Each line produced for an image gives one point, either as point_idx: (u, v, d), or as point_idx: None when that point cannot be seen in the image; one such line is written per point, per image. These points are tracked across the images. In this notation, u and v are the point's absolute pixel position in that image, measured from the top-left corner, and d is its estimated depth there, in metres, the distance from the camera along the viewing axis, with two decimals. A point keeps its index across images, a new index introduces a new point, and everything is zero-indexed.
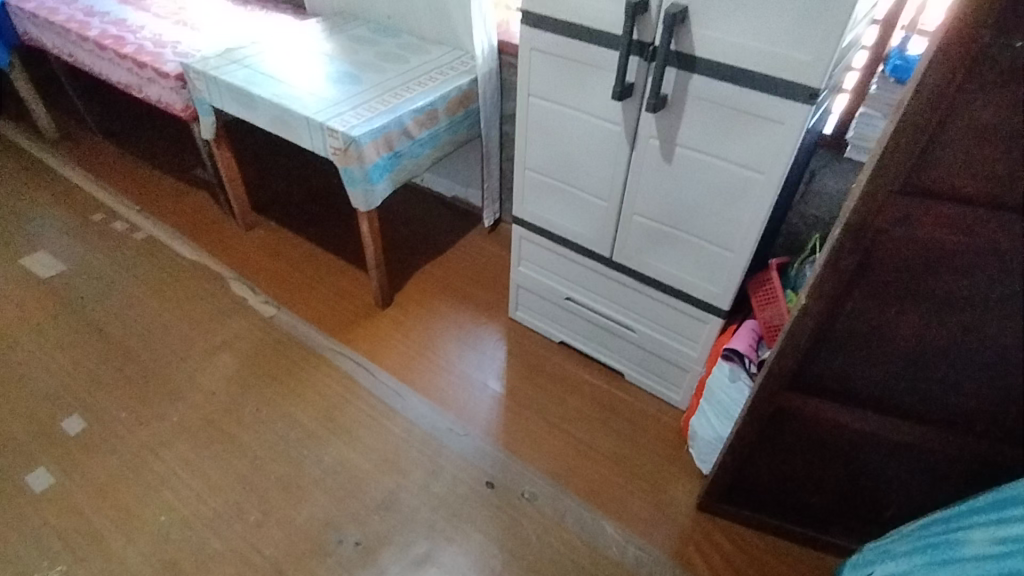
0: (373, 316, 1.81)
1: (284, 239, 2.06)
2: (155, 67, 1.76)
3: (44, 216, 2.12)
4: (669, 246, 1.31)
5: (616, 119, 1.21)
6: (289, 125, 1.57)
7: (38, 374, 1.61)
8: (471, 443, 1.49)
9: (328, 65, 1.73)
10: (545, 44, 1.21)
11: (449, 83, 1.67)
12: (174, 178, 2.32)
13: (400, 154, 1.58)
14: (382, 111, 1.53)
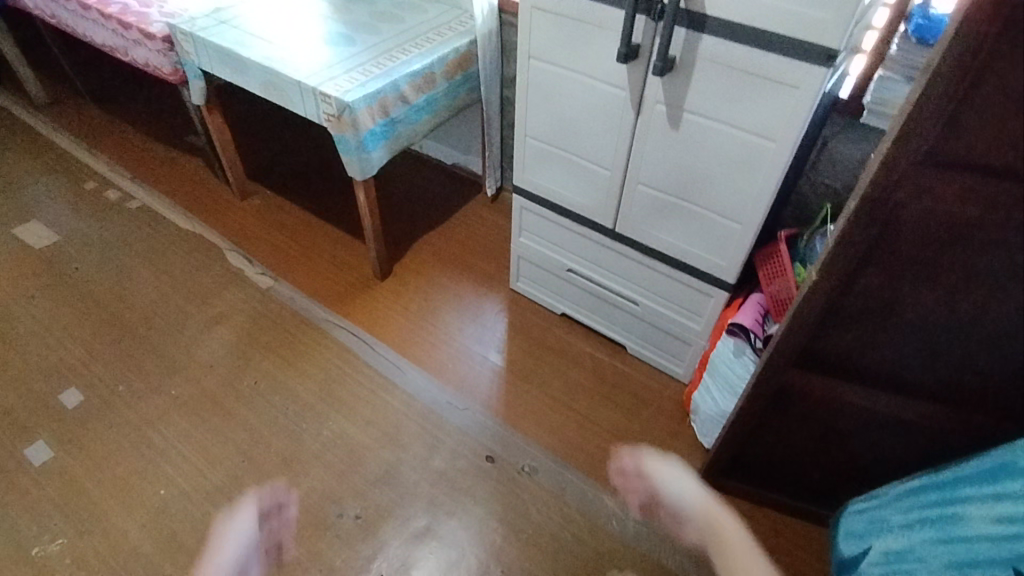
0: (372, 288, 1.78)
1: (281, 208, 2.01)
2: (140, 28, 1.68)
3: (35, 184, 2.08)
4: (674, 217, 1.26)
5: (621, 82, 1.15)
6: (281, 92, 1.50)
7: (34, 346, 1.60)
8: (471, 416, 1.48)
9: (323, 26, 1.65)
10: (546, 2, 1.14)
11: (447, 44, 1.60)
12: (167, 145, 2.26)
13: (396, 120, 1.52)
14: (377, 74, 1.47)
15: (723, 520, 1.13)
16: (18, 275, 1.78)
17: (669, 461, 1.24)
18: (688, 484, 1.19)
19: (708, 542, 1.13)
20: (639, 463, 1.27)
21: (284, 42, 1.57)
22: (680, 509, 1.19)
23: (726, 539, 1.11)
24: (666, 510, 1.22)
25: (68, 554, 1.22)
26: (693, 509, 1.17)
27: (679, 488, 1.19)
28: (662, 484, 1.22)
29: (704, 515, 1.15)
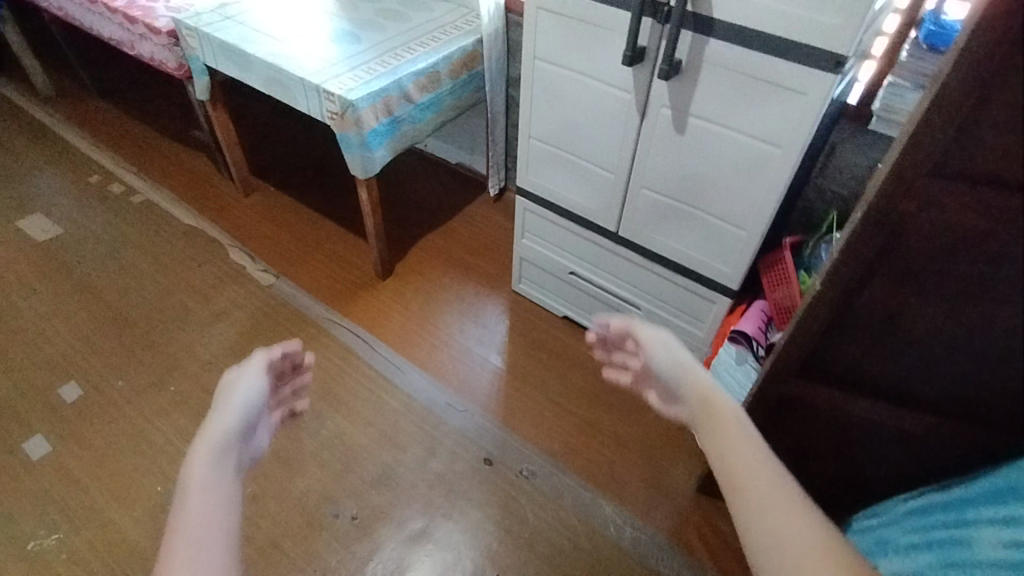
0: (373, 286, 1.78)
1: (284, 205, 2.01)
2: (146, 23, 1.68)
3: (40, 176, 2.08)
4: (678, 222, 1.25)
5: (626, 85, 1.14)
6: (285, 89, 1.50)
7: (35, 340, 1.60)
8: (470, 418, 1.47)
9: (329, 23, 1.65)
10: (552, 3, 1.13)
11: (452, 43, 1.59)
12: (172, 140, 2.26)
13: (400, 119, 1.52)
14: (381, 73, 1.46)
15: (722, 398, 0.72)
16: (21, 267, 1.78)
17: (662, 338, 0.82)
18: (689, 368, 0.77)
19: (697, 428, 0.72)
20: (628, 326, 0.86)
21: (289, 39, 1.57)
22: (670, 387, 0.78)
23: (725, 420, 0.69)
24: (663, 394, 0.80)
25: (64, 550, 1.22)
26: (687, 380, 0.75)
27: (670, 365, 0.77)
28: (651, 348, 0.81)
29: (698, 397, 0.73)
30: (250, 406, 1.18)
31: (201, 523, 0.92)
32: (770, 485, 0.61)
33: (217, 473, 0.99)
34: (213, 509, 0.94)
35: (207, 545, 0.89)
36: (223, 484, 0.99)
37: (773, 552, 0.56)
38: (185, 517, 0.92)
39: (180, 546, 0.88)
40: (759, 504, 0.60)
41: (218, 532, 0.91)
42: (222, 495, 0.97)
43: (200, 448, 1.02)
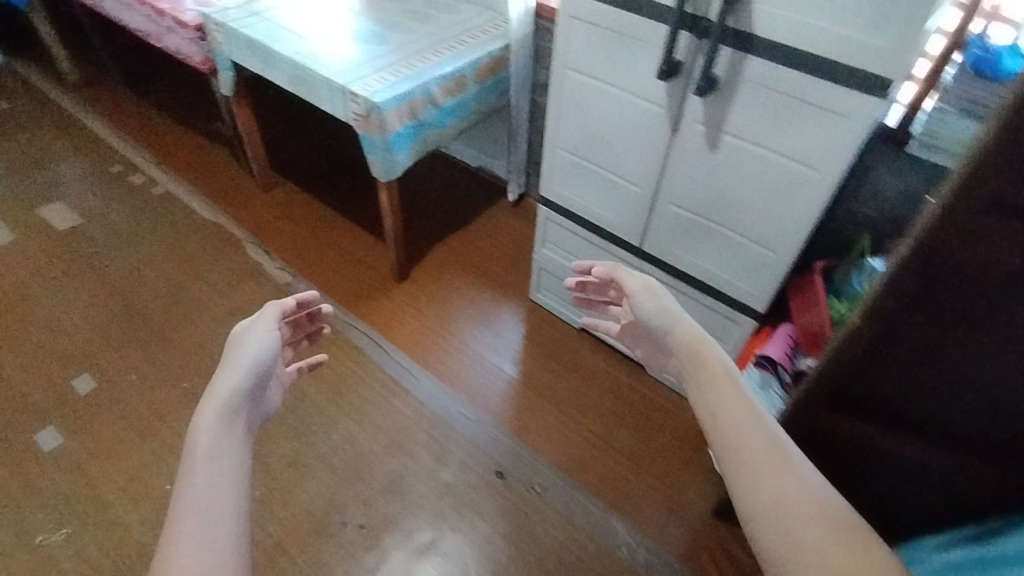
0: (389, 289, 1.76)
1: (302, 202, 2.00)
2: (174, 16, 1.67)
3: (62, 165, 2.09)
4: (705, 240, 1.22)
5: (659, 99, 1.11)
6: (310, 88, 1.48)
7: (51, 330, 1.60)
8: (481, 428, 1.45)
9: (355, 23, 1.63)
10: (585, 13, 1.10)
11: (480, 48, 1.57)
12: (194, 132, 2.27)
13: (425, 123, 1.50)
14: (408, 75, 1.44)
15: (711, 350, 0.73)
16: (40, 256, 1.79)
17: (647, 286, 0.86)
18: (671, 316, 0.80)
19: (685, 384, 0.73)
20: (614, 275, 0.91)
21: (316, 38, 1.55)
22: (655, 333, 0.82)
23: (715, 374, 0.69)
24: (650, 338, 0.85)
25: (71, 545, 1.22)
26: (675, 335, 0.76)
27: (655, 315, 0.81)
28: (636, 297, 0.85)
29: (686, 349, 0.75)
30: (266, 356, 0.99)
31: (220, 444, 0.79)
32: (758, 437, 0.62)
33: (238, 403, 0.87)
34: (234, 438, 0.82)
35: (230, 467, 0.77)
36: (240, 413, 0.87)
37: (760, 503, 0.57)
38: (205, 437, 0.79)
39: (197, 466, 0.75)
40: (747, 459, 0.60)
41: (238, 457, 0.79)
42: (239, 423, 0.84)
43: (221, 378, 0.91)
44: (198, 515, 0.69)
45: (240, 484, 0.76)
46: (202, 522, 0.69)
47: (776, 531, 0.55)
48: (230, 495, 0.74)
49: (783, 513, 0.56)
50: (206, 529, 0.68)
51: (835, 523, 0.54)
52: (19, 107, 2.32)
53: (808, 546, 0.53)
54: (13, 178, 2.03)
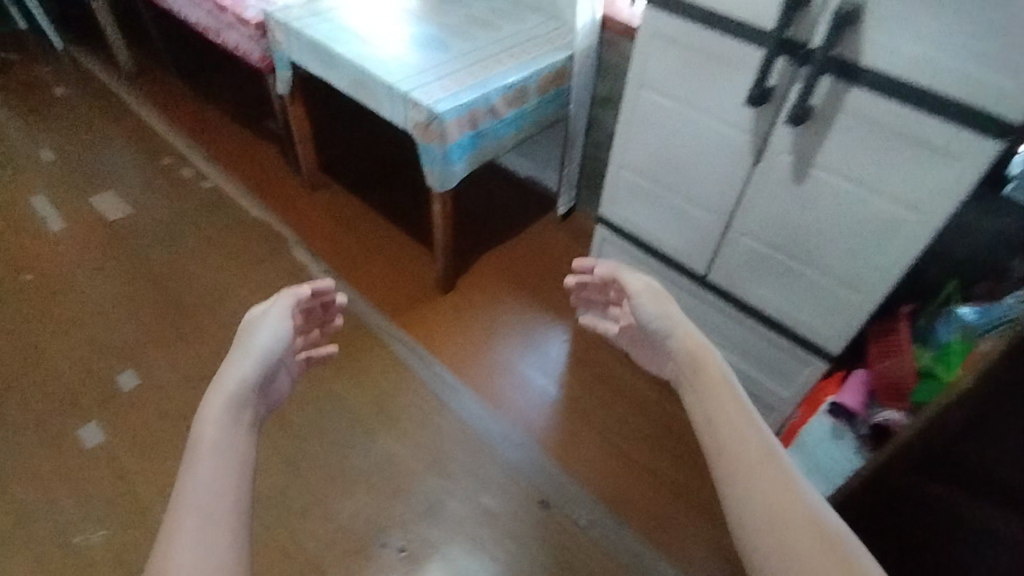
0: (434, 300, 1.73)
1: (348, 203, 1.98)
2: (236, 12, 1.66)
3: (115, 154, 2.10)
4: (779, 275, 1.16)
5: (744, 126, 1.04)
6: (370, 94, 1.45)
7: (99, 322, 1.60)
8: (525, 453, 1.41)
9: (417, 27, 1.59)
10: (669, 32, 1.04)
11: (544, 58, 1.53)
12: (243, 127, 2.26)
13: (484, 134, 1.45)
14: (470, 85, 1.40)
15: (711, 357, 0.73)
16: (91, 246, 1.80)
17: (649, 288, 0.84)
18: (672, 321, 0.79)
19: (685, 389, 0.73)
20: (616, 276, 0.89)
21: (378, 41, 1.52)
22: (655, 336, 0.82)
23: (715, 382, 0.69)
24: (648, 339, 0.85)
25: (110, 546, 1.21)
26: (676, 340, 0.77)
27: (656, 318, 0.80)
28: (638, 298, 0.83)
29: (687, 355, 0.75)
30: (281, 346, 0.84)
31: (223, 443, 0.68)
32: (753, 442, 0.61)
33: (248, 395, 0.75)
34: (239, 435, 0.70)
35: (234, 472, 0.65)
36: (250, 406, 0.74)
37: (751, 505, 0.57)
38: (207, 433, 0.68)
39: (194, 467, 0.64)
40: (739, 462, 0.60)
41: (245, 459, 0.68)
42: (248, 418, 0.73)
43: (229, 367, 0.78)
44: (189, 524, 0.59)
45: (243, 490, 0.64)
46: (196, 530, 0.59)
47: (764, 533, 0.55)
48: (228, 503, 0.62)
49: (773, 515, 0.55)
50: (201, 539, 0.58)
51: (824, 531, 0.53)
52: (77, 94, 2.35)
53: (794, 549, 0.53)
54: (68, 164, 2.05)
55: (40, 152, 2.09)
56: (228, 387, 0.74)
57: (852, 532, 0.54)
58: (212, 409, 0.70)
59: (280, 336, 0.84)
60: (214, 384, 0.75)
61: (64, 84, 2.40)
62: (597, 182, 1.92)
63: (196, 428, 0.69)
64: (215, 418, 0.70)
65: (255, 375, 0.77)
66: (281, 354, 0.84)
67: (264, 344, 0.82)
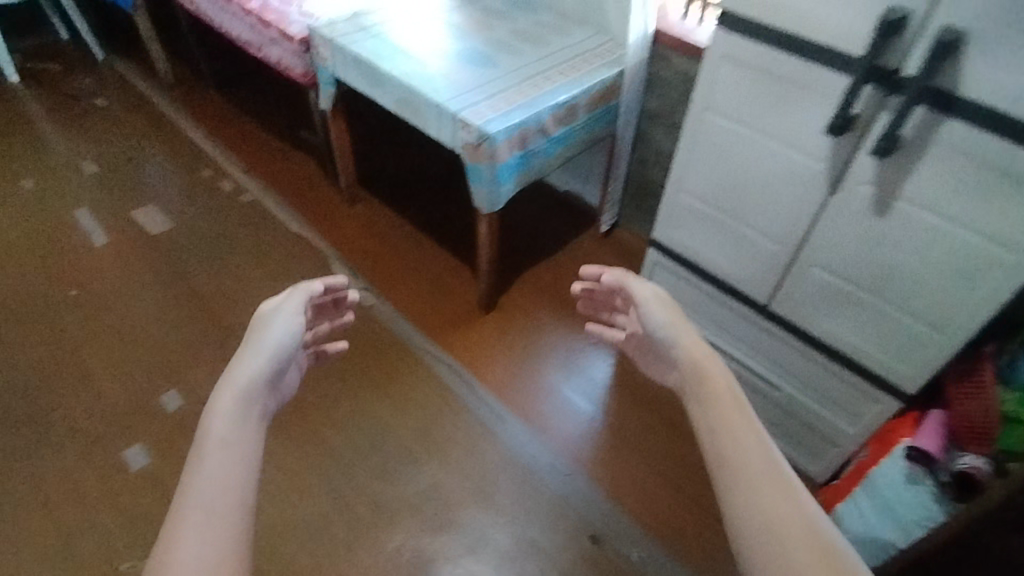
0: (475, 320, 1.69)
1: (387, 218, 1.96)
2: (280, 28, 1.65)
3: (155, 166, 2.11)
4: (850, 308, 1.10)
5: (819, 154, 0.99)
6: (417, 112, 1.42)
7: (143, 342, 1.61)
8: (572, 483, 1.37)
9: (463, 42, 1.56)
10: (741, 55, 0.99)
11: (594, 74, 1.48)
12: (280, 138, 2.25)
13: (533, 153, 1.41)
14: (520, 103, 1.36)
15: (716, 366, 0.74)
16: (133, 262, 1.80)
17: (656, 295, 0.89)
18: (678, 330, 0.82)
19: (688, 398, 0.74)
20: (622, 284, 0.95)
21: (424, 58, 1.49)
22: (659, 344, 0.85)
23: (718, 391, 0.71)
24: (652, 347, 0.88)
25: None
26: (681, 350, 0.79)
27: (663, 324, 0.83)
28: (646, 306, 0.87)
29: (691, 364, 0.76)
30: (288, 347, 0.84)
31: (231, 440, 0.66)
32: (752, 454, 0.62)
33: (257, 394, 0.74)
34: (247, 432, 0.68)
35: (241, 468, 0.64)
36: (258, 405, 0.73)
37: (749, 512, 0.57)
38: (216, 430, 0.67)
39: (201, 461, 0.63)
40: (740, 471, 0.61)
41: (250, 456, 0.66)
42: (255, 417, 0.71)
43: (239, 363, 0.77)
44: (195, 519, 0.57)
45: (248, 486, 0.63)
46: (199, 525, 0.57)
47: (763, 540, 0.55)
48: (235, 500, 0.60)
49: (774, 526, 0.56)
50: (206, 534, 0.56)
51: (820, 543, 0.55)
52: (118, 106, 2.37)
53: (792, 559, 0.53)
54: (109, 177, 2.06)
55: (81, 165, 2.10)
56: (236, 385, 0.73)
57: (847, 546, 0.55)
58: (220, 405, 0.69)
59: (288, 336, 0.85)
60: (222, 382, 0.74)
61: (105, 96, 2.42)
62: (642, 198, 1.86)
63: (203, 424, 0.68)
64: (223, 415, 0.69)
65: (263, 374, 0.77)
66: (288, 355, 0.84)
67: (276, 342, 0.82)
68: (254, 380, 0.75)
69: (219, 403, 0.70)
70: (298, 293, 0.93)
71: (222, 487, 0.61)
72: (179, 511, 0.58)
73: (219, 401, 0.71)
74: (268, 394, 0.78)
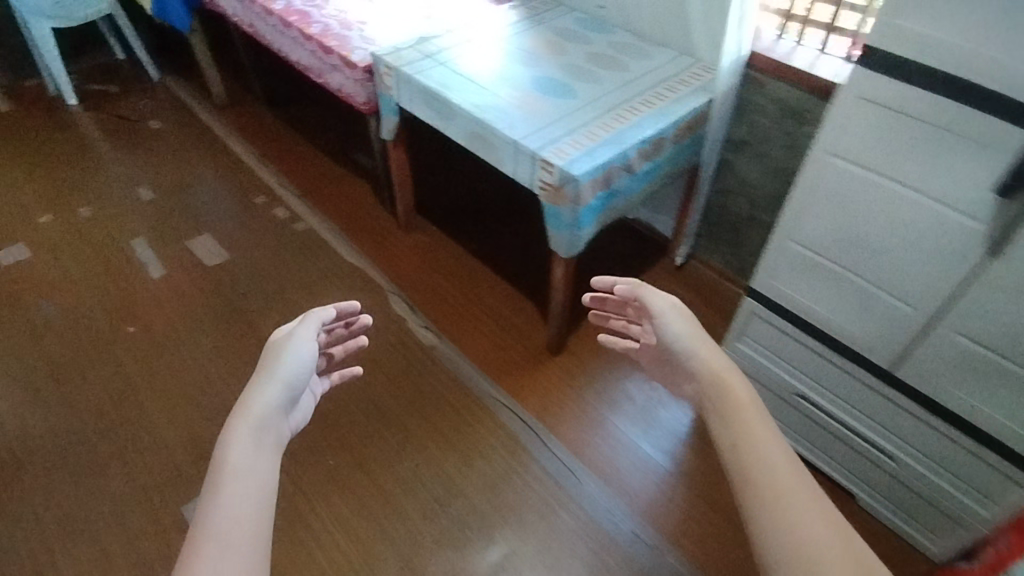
0: (544, 363, 1.58)
1: (446, 248, 1.87)
2: (342, 55, 1.58)
3: (209, 192, 2.07)
4: (1002, 384, 0.96)
5: (978, 212, 0.86)
6: (491, 148, 1.32)
7: (203, 387, 1.58)
8: (657, 557, 1.25)
9: (536, 69, 1.45)
10: (885, 97, 0.87)
11: (681, 103, 1.36)
12: (334, 161, 2.19)
13: (617, 192, 1.29)
14: (605, 139, 1.25)
15: (740, 383, 0.68)
16: (190, 297, 1.77)
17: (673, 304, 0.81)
18: (696, 343, 0.74)
19: (705, 410, 0.69)
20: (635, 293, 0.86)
21: (497, 88, 1.39)
22: (674, 359, 0.77)
23: (743, 408, 0.65)
24: (666, 364, 0.80)
25: None
26: (696, 359, 0.73)
27: (682, 338, 0.75)
28: (662, 317, 0.79)
29: (709, 378, 0.70)
30: (306, 368, 0.84)
31: (247, 469, 0.67)
32: (784, 475, 0.59)
33: (273, 420, 0.74)
34: (263, 461, 0.69)
35: (256, 499, 0.64)
36: (274, 432, 0.73)
37: (785, 550, 0.54)
38: (231, 459, 0.67)
39: (218, 492, 0.63)
40: (772, 503, 0.56)
41: (265, 491, 0.66)
42: (272, 443, 0.71)
43: (255, 388, 0.77)
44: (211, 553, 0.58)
45: (261, 524, 0.63)
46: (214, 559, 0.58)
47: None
48: (249, 534, 0.61)
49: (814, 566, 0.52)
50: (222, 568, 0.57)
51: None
52: (172, 128, 2.35)
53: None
54: (165, 205, 2.03)
55: (138, 191, 2.08)
56: (253, 409, 0.73)
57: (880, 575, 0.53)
58: (236, 432, 0.70)
59: (305, 357, 0.84)
60: (240, 405, 0.74)
61: (160, 117, 2.40)
62: (720, 230, 1.71)
63: (220, 450, 0.68)
64: (239, 442, 0.69)
65: (280, 399, 0.77)
66: (306, 376, 0.84)
67: (293, 366, 0.81)
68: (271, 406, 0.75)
69: (236, 429, 0.71)
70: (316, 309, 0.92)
71: (236, 519, 0.62)
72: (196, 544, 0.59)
73: (239, 426, 0.71)
74: (285, 417, 0.78)
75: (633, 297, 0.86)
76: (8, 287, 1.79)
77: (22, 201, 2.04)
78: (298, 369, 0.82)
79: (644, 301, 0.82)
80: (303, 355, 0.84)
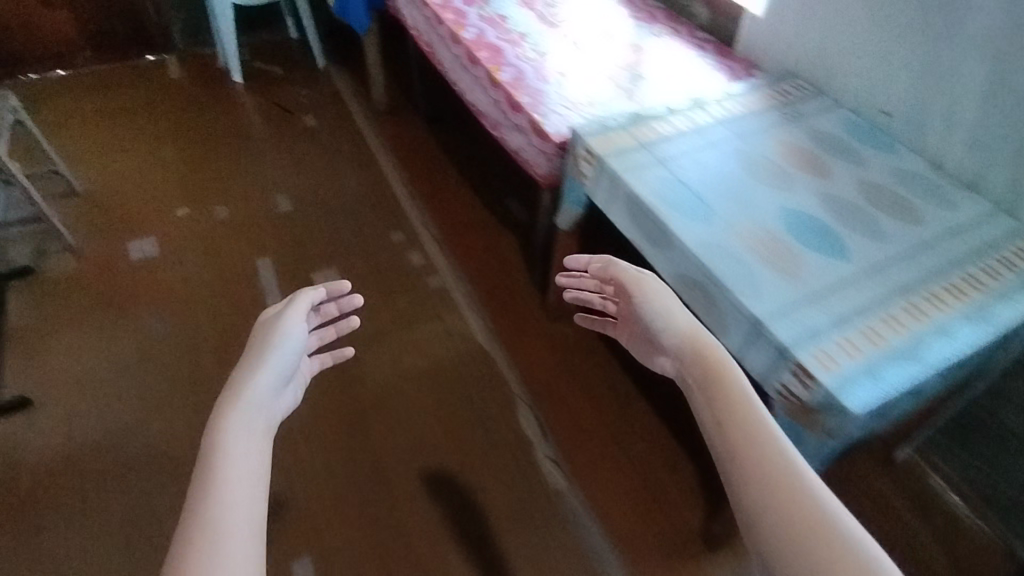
0: (694, 559, 1.23)
1: (593, 358, 1.57)
2: (532, 118, 1.29)
3: (347, 219, 1.89)
4: None
5: None
6: (714, 310, 0.96)
7: (289, 466, 1.35)
8: None
9: (788, 197, 1.08)
10: None
11: (1007, 298, 0.93)
12: (485, 206, 1.92)
13: (886, 416, 0.90)
14: (893, 343, 0.85)
15: (715, 347, 0.68)
16: None
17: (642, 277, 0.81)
18: (673, 313, 0.74)
19: (689, 385, 0.68)
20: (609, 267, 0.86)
21: (734, 219, 1.03)
22: (655, 335, 0.76)
23: (719, 375, 0.64)
24: (648, 341, 0.79)
25: None
26: (672, 332, 0.73)
27: (658, 315, 0.75)
28: (643, 298, 0.78)
29: (690, 348, 0.70)
30: (298, 350, 0.76)
31: (243, 456, 0.59)
32: (767, 440, 0.57)
33: (263, 404, 0.66)
34: (253, 448, 0.61)
35: (255, 487, 0.57)
36: (265, 415, 0.66)
37: (771, 514, 0.51)
38: (225, 444, 0.59)
39: (215, 482, 0.56)
40: (760, 471, 0.54)
41: (258, 482, 0.58)
42: (263, 426, 0.64)
43: (239, 372, 0.69)
44: (214, 544, 0.51)
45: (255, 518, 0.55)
46: (217, 552, 0.50)
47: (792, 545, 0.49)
48: (246, 521, 0.54)
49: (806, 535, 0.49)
50: (230, 559, 0.50)
51: (843, 534, 0.49)
52: (325, 129, 2.18)
53: (827, 568, 0.47)
54: (300, 223, 1.87)
55: (276, 200, 1.93)
56: (244, 394, 0.65)
57: (879, 549, 0.49)
58: (223, 420, 0.62)
59: (297, 335, 0.77)
60: (224, 391, 0.67)
61: (316, 113, 2.25)
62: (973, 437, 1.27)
63: (211, 438, 0.60)
64: (223, 430, 0.61)
65: (272, 383, 0.69)
66: (298, 359, 0.77)
67: (284, 347, 0.73)
68: (267, 390, 0.67)
69: (231, 415, 0.63)
70: (304, 290, 0.82)
71: (237, 507, 0.54)
72: (195, 537, 0.51)
73: (234, 413, 0.63)
74: (277, 402, 0.70)
75: (607, 276, 0.86)
76: (127, 284, 1.69)
77: (165, 184, 1.94)
78: (289, 352, 0.74)
79: (621, 279, 0.82)
80: (298, 335, 0.76)
